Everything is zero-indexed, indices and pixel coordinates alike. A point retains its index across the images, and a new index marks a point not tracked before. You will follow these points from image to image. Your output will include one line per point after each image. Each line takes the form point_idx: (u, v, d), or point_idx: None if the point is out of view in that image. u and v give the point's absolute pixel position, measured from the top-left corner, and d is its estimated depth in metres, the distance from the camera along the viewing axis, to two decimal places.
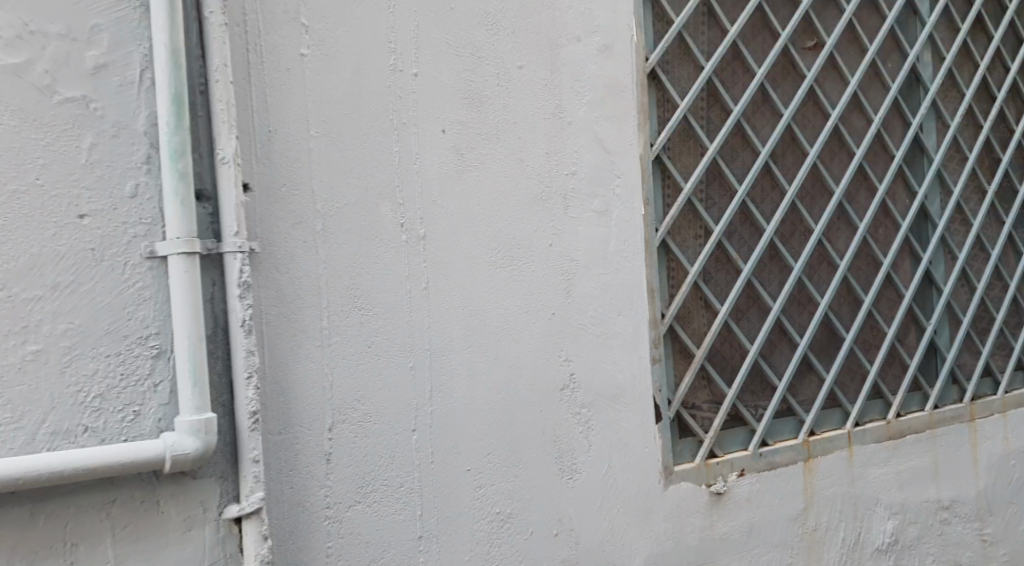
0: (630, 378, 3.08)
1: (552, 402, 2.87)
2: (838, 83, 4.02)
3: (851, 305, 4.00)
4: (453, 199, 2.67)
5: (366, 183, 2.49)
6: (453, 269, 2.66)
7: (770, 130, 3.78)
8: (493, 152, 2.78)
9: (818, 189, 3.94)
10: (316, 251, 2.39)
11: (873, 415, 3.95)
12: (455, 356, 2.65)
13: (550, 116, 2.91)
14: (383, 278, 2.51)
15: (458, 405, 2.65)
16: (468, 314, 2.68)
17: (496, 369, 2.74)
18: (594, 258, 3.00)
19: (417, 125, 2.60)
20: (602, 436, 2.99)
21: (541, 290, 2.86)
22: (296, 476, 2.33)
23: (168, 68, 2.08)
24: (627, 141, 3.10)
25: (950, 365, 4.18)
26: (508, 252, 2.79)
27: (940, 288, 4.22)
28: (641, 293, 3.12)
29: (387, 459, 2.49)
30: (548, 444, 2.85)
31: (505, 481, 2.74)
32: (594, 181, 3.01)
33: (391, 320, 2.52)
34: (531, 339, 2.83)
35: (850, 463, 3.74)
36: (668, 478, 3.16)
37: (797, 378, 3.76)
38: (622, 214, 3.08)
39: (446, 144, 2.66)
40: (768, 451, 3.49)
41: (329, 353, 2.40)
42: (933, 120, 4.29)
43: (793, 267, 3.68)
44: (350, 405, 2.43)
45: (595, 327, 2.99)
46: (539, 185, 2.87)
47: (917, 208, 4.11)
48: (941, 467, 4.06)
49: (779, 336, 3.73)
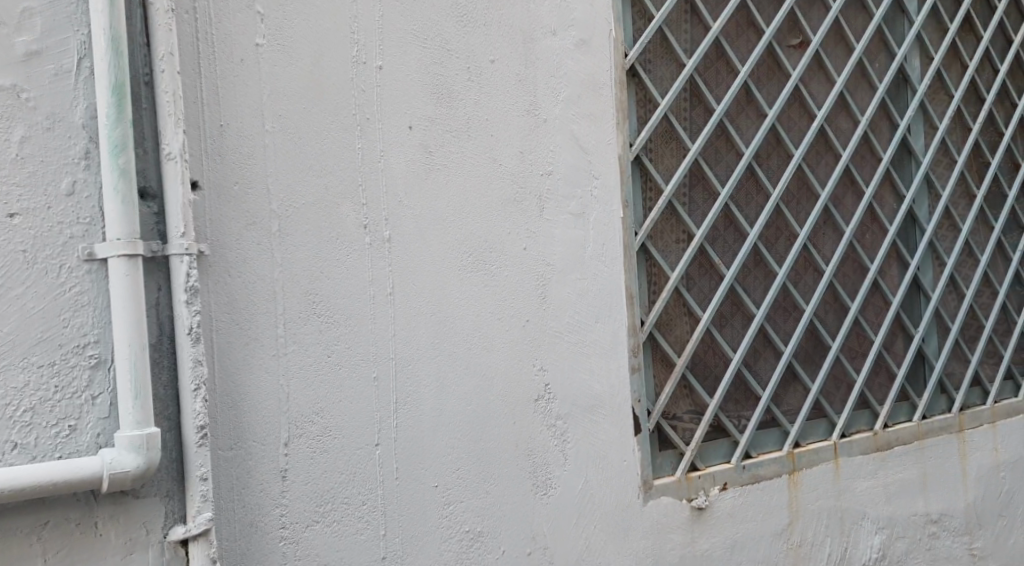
0: (608, 388, 2.94)
1: (526, 413, 2.73)
2: (824, 82, 3.91)
3: (837, 312, 3.88)
4: (420, 199, 2.53)
5: (327, 182, 2.35)
6: (420, 274, 2.52)
7: (754, 131, 3.67)
8: (463, 151, 2.64)
9: (803, 191, 3.82)
10: (271, 254, 2.25)
11: (859, 426, 3.83)
12: (422, 366, 2.51)
13: (524, 113, 2.78)
14: (344, 283, 2.37)
15: (426, 417, 2.51)
16: (436, 322, 2.54)
17: (466, 380, 2.60)
18: (571, 263, 2.87)
19: (382, 121, 2.47)
20: (578, 449, 2.85)
21: (514, 296, 2.72)
22: (248, 494, 2.18)
23: (108, 56, 1.94)
24: (605, 140, 2.98)
25: (938, 374, 4.07)
26: (479, 256, 2.66)
27: (928, 295, 4.11)
28: (619, 299, 2.99)
29: (348, 476, 2.35)
30: (522, 458, 2.71)
31: (476, 498, 2.60)
32: (571, 181, 2.88)
33: (354, 327, 2.38)
34: (503, 347, 2.69)
35: (837, 476, 3.61)
36: (647, 493, 3.03)
37: (781, 387, 3.64)
38: (600, 216, 2.95)
39: (413, 141, 2.53)
40: (751, 464, 3.36)
41: (285, 362, 2.26)
42: (921, 122, 4.18)
43: (778, 272, 3.56)
44: (308, 418, 2.29)
45: (571, 335, 2.86)
46: (513, 185, 2.74)
47: (905, 212, 4.00)
48: (929, 479, 3.94)
49: (764, 344, 3.60)
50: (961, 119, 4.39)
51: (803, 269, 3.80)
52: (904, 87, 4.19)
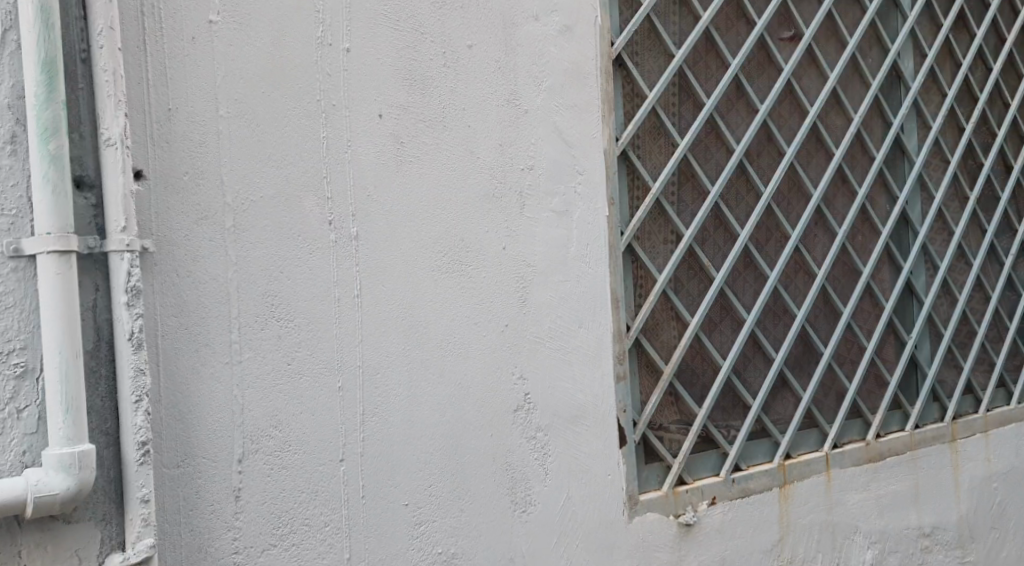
0: (592, 398, 2.76)
1: (504, 425, 2.53)
2: (815, 78, 3.75)
3: (829, 317, 3.72)
4: (391, 192, 2.33)
5: (288, 173, 2.15)
6: (390, 275, 2.32)
7: (745, 127, 3.50)
8: (438, 142, 2.44)
9: (794, 192, 3.66)
10: (225, 251, 2.05)
11: (851, 436, 3.68)
12: (392, 374, 2.31)
13: (504, 103, 2.59)
14: (307, 284, 2.17)
15: (396, 430, 2.31)
16: (407, 327, 2.35)
17: (440, 389, 2.40)
18: (553, 264, 2.68)
19: (350, 108, 2.27)
20: (559, 463, 2.66)
21: (491, 299, 2.53)
22: (197, 517, 1.98)
23: (37, 30, 1.73)
24: (590, 133, 2.79)
25: (931, 382, 3.92)
26: (454, 255, 2.46)
27: (921, 300, 3.96)
28: (604, 302, 2.81)
29: (308, 495, 2.14)
30: (498, 473, 2.51)
31: (449, 517, 2.41)
32: (553, 176, 2.69)
33: (316, 333, 2.18)
34: (480, 354, 2.49)
35: (829, 488, 3.45)
36: (632, 509, 2.85)
37: (772, 395, 3.47)
38: (584, 214, 2.76)
39: (383, 130, 2.33)
40: (741, 477, 3.18)
41: (239, 370, 2.05)
42: (914, 121, 4.04)
43: (769, 274, 3.40)
44: (265, 432, 2.08)
45: (552, 341, 2.67)
46: (491, 180, 2.55)
47: (898, 214, 3.85)
48: (922, 491, 3.79)
49: (754, 350, 3.44)
50: (954, 119, 4.25)
51: (794, 272, 3.64)
52: (897, 85, 4.04)
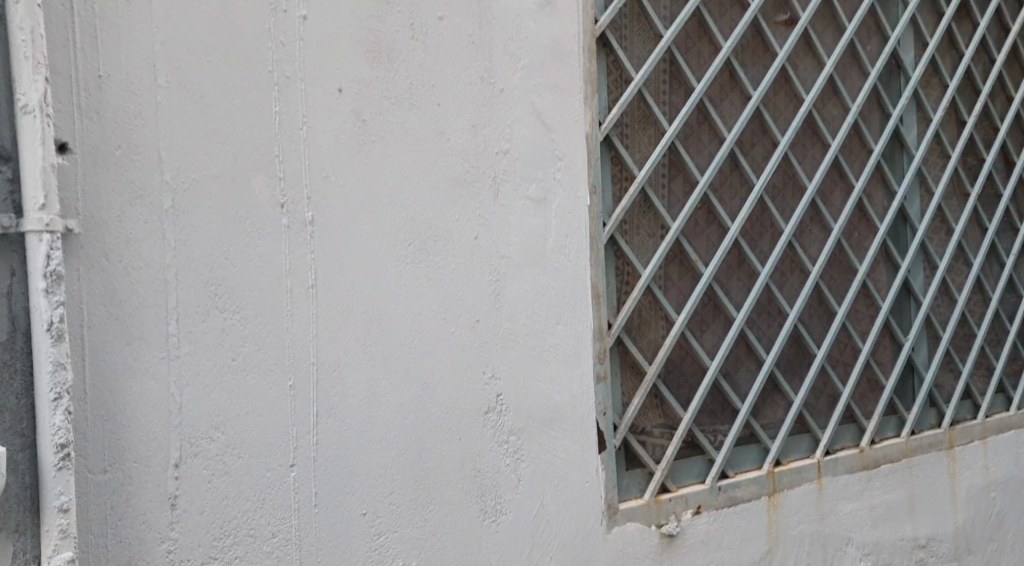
0: (570, 399, 2.58)
1: (473, 427, 2.35)
2: (811, 65, 3.58)
3: (822, 318, 3.55)
4: (351, 174, 2.15)
5: (235, 149, 1.97)
6: (349, 264, 2.14)
7: (736, 114, 3.34)
8: (404, 121, 2.26)
9: (787, 185, 3.50)
10: (163, 235, 1.86)
11: (844, 442, 3.51)
12: (350, 372, 2.13)
13: (477, 81, 2.41)
14: (256, 273, 1.99)
15: (354, 433, 2.13)
16: (366, 320, 2.17)
17: (403, 389, 2.22)
18: (529, 256, 2.50)
19: (307, 80, 2.09)
20: (533, 469, 2.48)
21: (460, 292, 2.35)
22: (126, 528, 1.79)
23: None
24: (570, 116, 2.62)
25: (929, 386, 3.75)
26: (421, 244, 2.28)
27: (919, 300, 3.80)
28: (584, 297, 2.63)
29: (254, 503, 1.96)
30: (466, 480, 2.33)
31: (411, 527, 2.22)
32: (530, 161, 2.52)
33: (265, 326, 2.00)
34: (449, 350, 2.32)
35: (820, 497, 3.28)
36: (612, 518, 2.67)
37: (762, 398, 3.30)
38: (563, 203, 2.59)
39: (344, 106, 2.15)
40: (728, 485, 3.01)
41: (177, 366, 1.87)
42: (914, 113, 3.87)
43: (760, 271, 3.23)
44: (206, 434, 1.89)
45: (527, 339, 2.49)
46: (462, 164, 2.37)
47: (896, 209, 3.68)
48: (917, 501, 3.62)
49: (743, 352, 3.27)
50: (956, 112, 4.08)
51: (786, 269, 3.47)
52: (897, 74, 3.87)
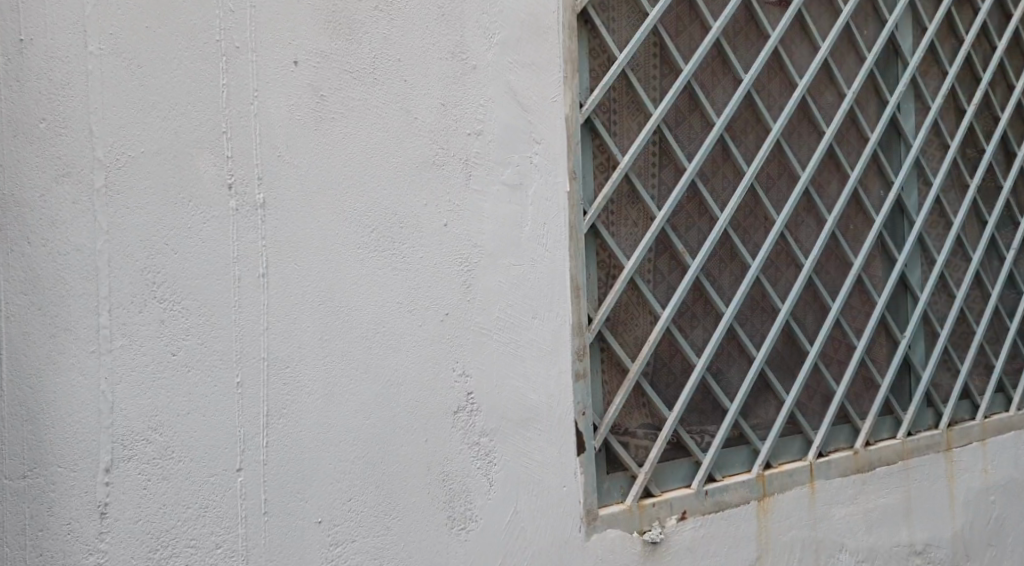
0: (547, 398, 2.42)
1: (441, 429, 2.19)
2: (805, 49, 3.43)
3: (815, 313, 3.40)
4: (306, 154, 1.99)
5: (177, 124, 1.80)
6: (305, 252, 1.98)
7: (725, 99, 3.18)
8: (367, 99, 2.10)
9: (779, 175, 3.35)
10: (94, 218, 1.70)
11: (838, 444, 3.36)
12: (305, 368, 1.96)
13: (448, 56, 2.25)
14: (200, 260, 1.82)
15: (309, 435, 1.96)
16: (324, 313, 2.00)
17: (364, 387, 2.06)
18: (503, 245, 2.34)
19: (259, 51, 1.92)
20: (506, 473, 2.32)
21: (428, 283, 2.18)
22: (47, 539, 1.64)
23: None
24: (548, 96, 2.46)
25: (926, 385, 3.61)
26: (385, 231, 2.11)
27: (916, 295, 3.65)
28: (562, 290, 2.48)
29: (196, 511, 1.79)
30: (432, 485, 2.17)
31: (372, 536, 2.05)
32: (504, 144, 2.35)
33: (210, 318, 1.83)
34: (415, 346, 2.15)
35: (812, 501, 3.12)
36: (592, 525, 2.51)
37: (752, 398, 3.15)
38: (541, 189, 2.43)
39: (299, 80, 1.99)
40: (715, 489, 2.86)
41: (109, 361, 1.70)
42: (912, 101, 3.72)
43: (751, 264, 3.08)
44: (142, 436, 1.73)
45: (501, 333, 2.33)
46: (430, 145, 2.20)
47: (894, 200, 3.53)
48: (913, 505, 3.47)
49: (732, 348, 3.12)
50: (955, 100, 3.93)
51: (778, 262, 3.32)
52: (894, 60, 3.71)
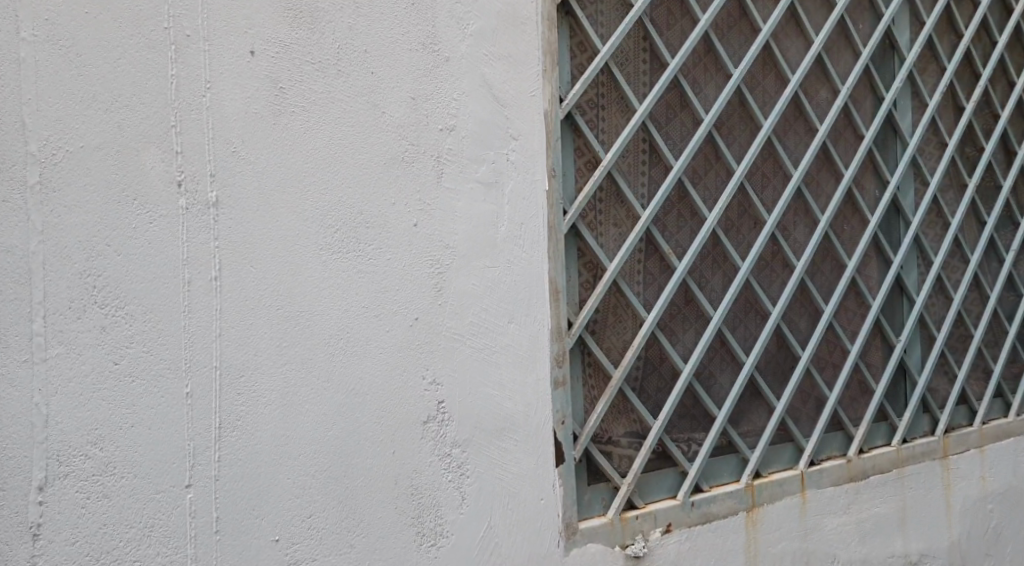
0: (524, 406, 2.31)
1: (409, 440, 2.07)
2: (798, 43, 3.31)
3: (808, 316, 3.29)
4: (264, 150, 1.87)
5: (120, 117, 1.68)
6: (263, 254, 1.86)
7: (715, 94, 3.06)
8: (331, 92, 1.98)
9: (771, 173, 3.23)
10: (27, 218, 1.59)
11: (830, 451, 3.25)
12: (261, 378, 1.85)
13: (419, 48, 2.13)
14: (146, 262, 1.71)
15: (265, 448, 1.85)
16: (284, 318, 1.89)
17: (326, 396, 1.94)
18: (477, 246, 2.22)
19: (212, 40, 1.80)
20: (480, 485, 2.20)
21: (396, 287, 2.07)
22: None
23: None
24: (526, 90, 2.35)
25: (921, 391, 3.49)
26: (349, 231, 1.99)
27: (912, 298, 3.53)
28: (540, 293, 2.36)
29: (139, 530, 1.68)
30: (400, 500, 2.05)
31: (335, 555, 1.94)
32: (479, 140, 2.24)
33: (157, 325, 1.71)
34: (382, 353, 2.04)
35: (803, 512, 3.01)
36: (571, 538, 2.40)
37: (741, 404, 3.03)
38: (518, 187, 2.32)
39: (256, 71, 1.87)
40: (702, 500, 2.74)
41: (43, 371, 1.59)
42: (909, 97, 3.60)
43: (740, 265, 2.96)
44: (80, 451, 1.62)
45: (474, 339, 2.21)
46: (399, 141, 2.09)
47: (889, 200, 3.41)
48: (908, 514, 3.36)
49: (720, 353, 3.01)
50: (954, 97, 3.82)
51: (770, 264, 3.20)
52: (891, 55, 3.60)
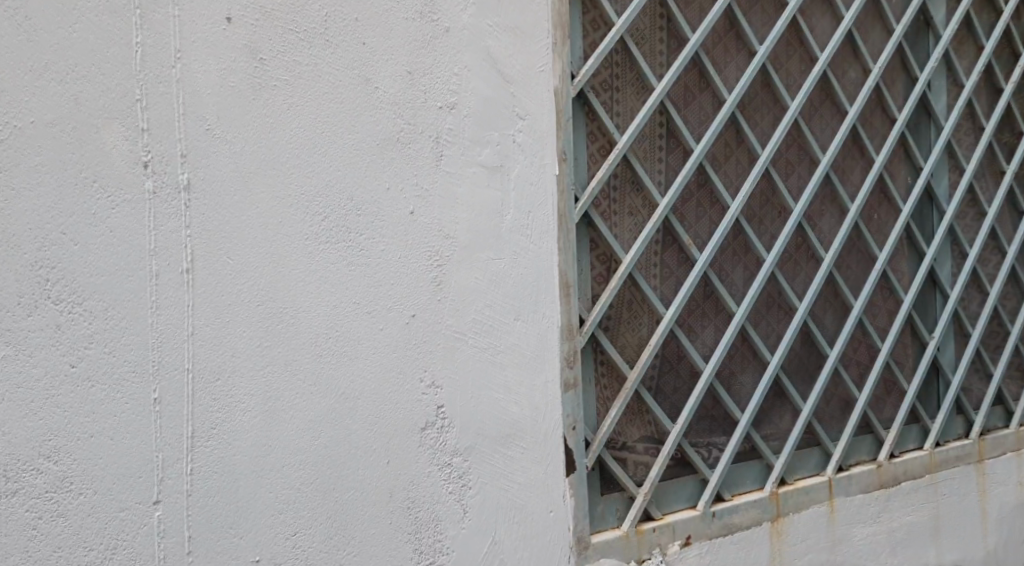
0: (533, 411, 2.12)
1: (407, 449, 1.89)
2: (826, 21, 3.11)
3: (836, 312, 3.09)
4: (242, 127, 1.68)
5: (77, 90, 1.50)
6: (240, 245, 1.68)
7: (737, 74, 2.86)
8: (318, 63, 1.79)
9: (796, 160, 3.03)
10: None
11: (860, 456, 3.05)
12: (239, 381, 1.66)
13: (416, 17, 1.94)
14: (107, 254, 1.52)
15: (243, 460, 1.66)
16: (267, 316, 1.70)
17: (313, 402, 1.76)
18: (482, 235, 2.04)
19: (182, 5, 1.62)
20: (484, 498, 2.02)
21: (391, 281, 1.88)
22: None
23: None
24: (534, 66, 2.16)
25: (956, 391, 3.29)
26: (338, 219, 1.81)
27: (946, 293, 3.33)
28: (550, 287, 2.18)
29: (101, 553, 1.50)
30: (396, 515, 1.87)
31: None
32: (483, 120, 2.05)
33: (119, 322, 1.53)
34: (375, 354, 1.85)
35: (831, 522, 2.82)
36: (583, 553, 2.22)
37: (765, 406, 2.84)
38: (525, 172, 2.13)
39: (233, 40, 1.69)
40: (724, 510, 2.55)
41: None
42: (944, 78, 3.39)
43: (766, 257, 2.77)
44: (30, 465, 1.44)
45: (477, 337, 2.02)
46: (394, 119, 1.90)
47: (922, 188, 3.21)
48: (942, 523, 3.16)
49: (742, 351, 2.82)
50: (990, 80, 3.60)
51: (795, 256, 3.00)
52: (925, 34, 3.39)
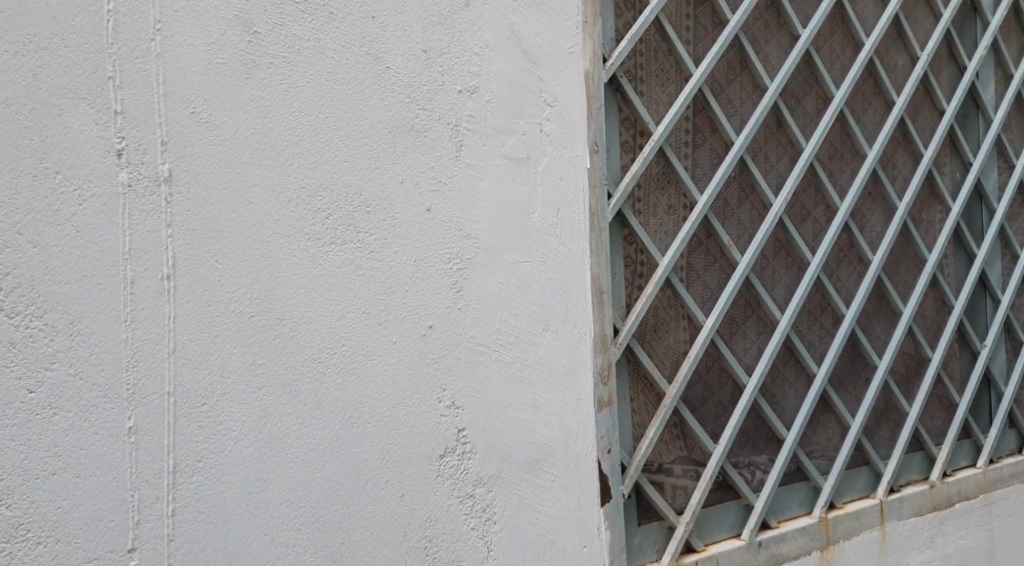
0: (564, 434, 1.89)
1: (424, 480, 1.65)
2: (869, 4, 2.88)
3: (883, 319, 2.85)
4: (232, 111, 1.45)
5: (38, 64, 1.27)
6: (231, 248, 1.44)
7: (776, 61, 2.63)
8: (321, 39, 1.56)
9: (839, 155, 2.80)
10: None
11: (912, 475, 2.81)
12: (230, 407, 1.43)
13: None
14: (72, 257, 1.29)
15: (235, 498, 1.43)
16: (262, 329, 1.47)
17: (318, 429, 1.52)
18: (506, 235, 1.80)
19: None
20: (511, 533, 1.78)
21: (405, 288, 1.64)
22: None
23: None
24: (563, 46, 1.93)
25: (1010, 404, 3.05)
26: (345, 217, 1.57)
27: (997, 298, 3.09)
28: (582, 295, 1.94)
29: None
30: (412, 557, 1.63)
31: None
32: (507, 106, 1.82)
33: (87, 338, 1.30)
34: (388, 371, 1.62)
35: (883, 549, 2.58)
36: None
37: (811, 422, 2.60)
38: (554, 164, 1.90)
39: (224, 10, 1.45)
40: (770, 539, 2.31)
41: None
42: (992, 67, 3.16)
43: (811, 259, 2.53)
44: None
45: (503, 351, 1.79)
46: (407, 104, 1.66)
47: (973, 184, 2.97)
48: (997, 547, 2.91)
49: (783, 364, 2.59)
50: None
51: (839, 259, 2.77)
52: (972, 20, 3.15)
